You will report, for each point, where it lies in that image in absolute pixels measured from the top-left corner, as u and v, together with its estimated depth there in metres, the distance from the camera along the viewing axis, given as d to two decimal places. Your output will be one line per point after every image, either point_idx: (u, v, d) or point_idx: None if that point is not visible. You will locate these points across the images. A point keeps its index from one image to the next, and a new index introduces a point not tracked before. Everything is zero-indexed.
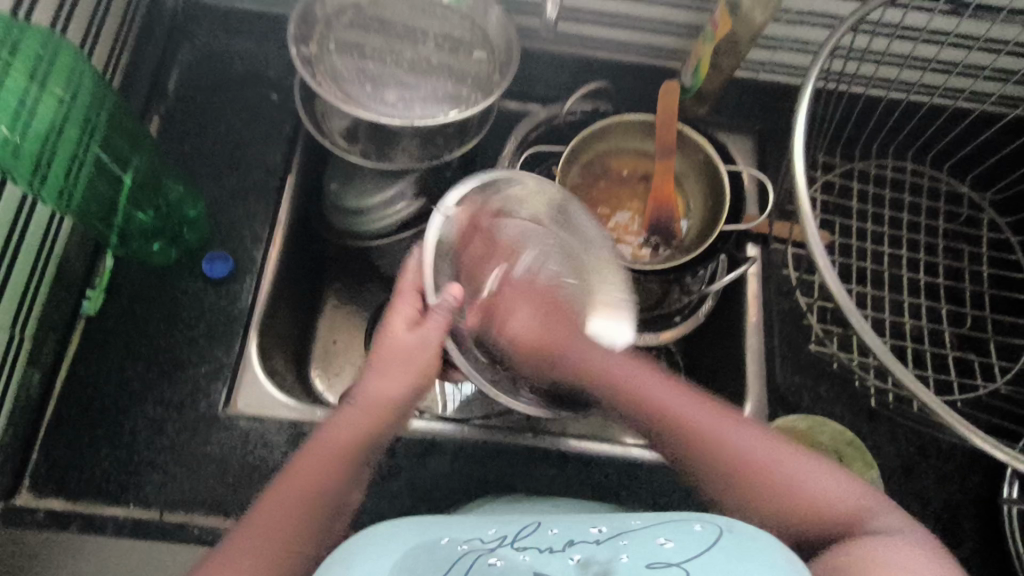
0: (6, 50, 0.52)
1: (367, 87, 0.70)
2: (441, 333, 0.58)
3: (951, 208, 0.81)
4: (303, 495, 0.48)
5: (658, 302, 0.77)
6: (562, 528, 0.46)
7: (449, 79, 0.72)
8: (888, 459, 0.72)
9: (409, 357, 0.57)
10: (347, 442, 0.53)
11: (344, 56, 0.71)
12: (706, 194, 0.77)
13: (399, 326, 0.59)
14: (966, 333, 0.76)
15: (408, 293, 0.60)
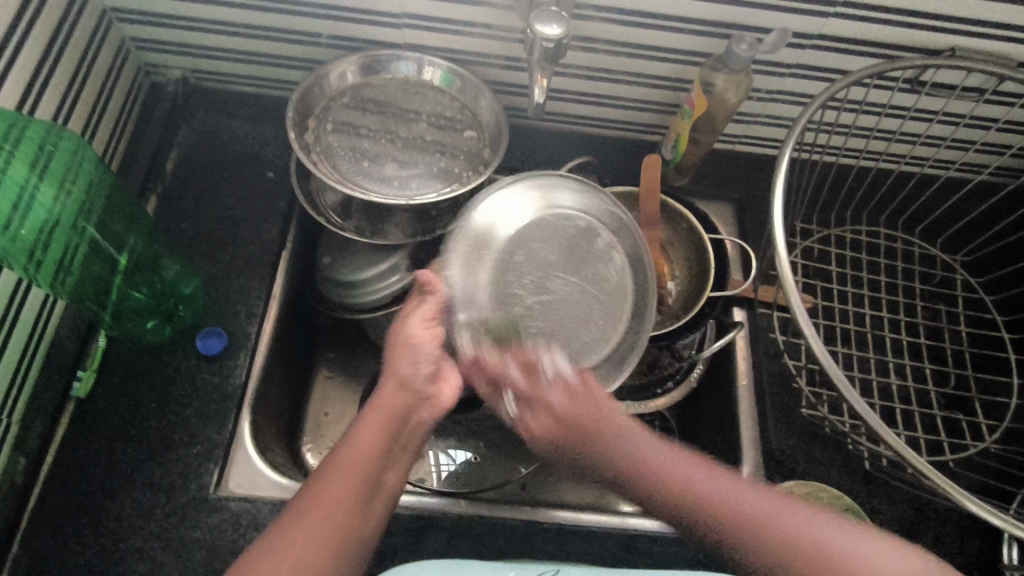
0: (8, 145, 0.55)
1: (364, 165, 0.73)
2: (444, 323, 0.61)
3: (925, 269, 0.85)
4: (339, 500, 0.49)
5: (650, 367, 0.79)
6: None
7: (442, 157, 0.75)
8: (887, 521, 0.72)
9: (420, 352, 0.58)
10: (373, 444, 0.52)
11: (341, 136, 0.74)
12: (692, 262, 0.80)
13: (411, 317, 0.60)
14: (951, 392, 0.78)
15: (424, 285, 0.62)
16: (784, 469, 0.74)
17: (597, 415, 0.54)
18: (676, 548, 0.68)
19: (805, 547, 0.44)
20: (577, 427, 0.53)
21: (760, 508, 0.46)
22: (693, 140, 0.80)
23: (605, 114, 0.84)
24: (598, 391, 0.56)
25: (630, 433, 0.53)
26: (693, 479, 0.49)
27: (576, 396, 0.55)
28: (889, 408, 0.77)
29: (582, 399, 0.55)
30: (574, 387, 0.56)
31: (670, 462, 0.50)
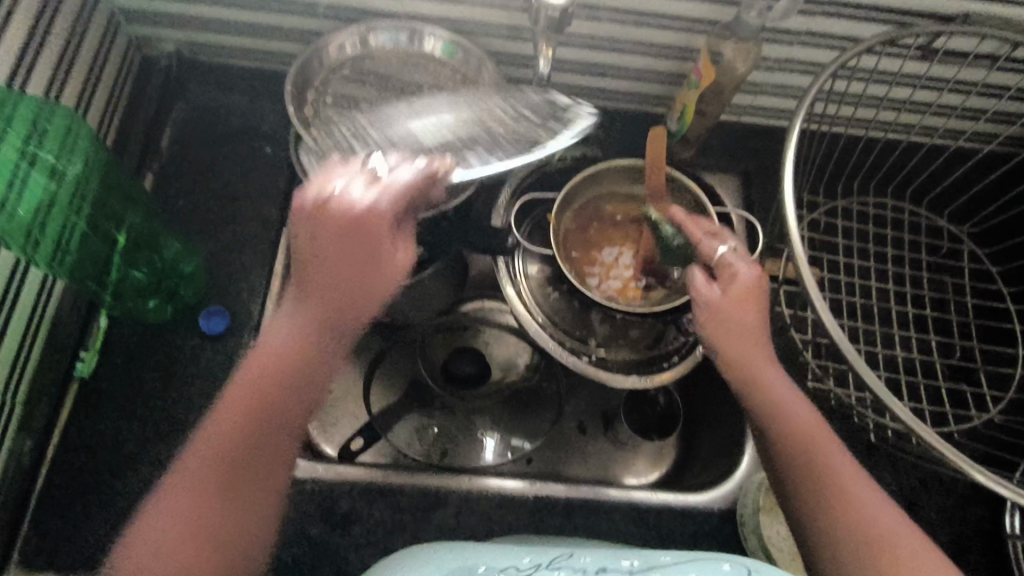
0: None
1: None
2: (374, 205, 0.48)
3: (932, 240, 0.84)
4: (222, 448, 0.45)
5: (654, 343, 0.79)
6: (596, 556, 0.47)
7: None
8: (891, 492, 0.73)
9: (338, 245, 0.48)
10: (269, 377, 0.47)
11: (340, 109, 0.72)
12: None
13: (310, 195, 0.49)
14: (956, 364, 0.78)
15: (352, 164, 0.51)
16: None
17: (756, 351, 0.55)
18: (683, 521, 0.69)
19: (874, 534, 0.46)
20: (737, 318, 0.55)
21: (850, 487, 0.49)
22: (700, 111, 0.78)
23: (609, 85, 0.82)
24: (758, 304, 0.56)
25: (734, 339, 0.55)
26: (836, 467, 0.50)
27: (734, 312, 0.55)
28: (895, 381, 0.76)
29: (741, 334, 0.55)
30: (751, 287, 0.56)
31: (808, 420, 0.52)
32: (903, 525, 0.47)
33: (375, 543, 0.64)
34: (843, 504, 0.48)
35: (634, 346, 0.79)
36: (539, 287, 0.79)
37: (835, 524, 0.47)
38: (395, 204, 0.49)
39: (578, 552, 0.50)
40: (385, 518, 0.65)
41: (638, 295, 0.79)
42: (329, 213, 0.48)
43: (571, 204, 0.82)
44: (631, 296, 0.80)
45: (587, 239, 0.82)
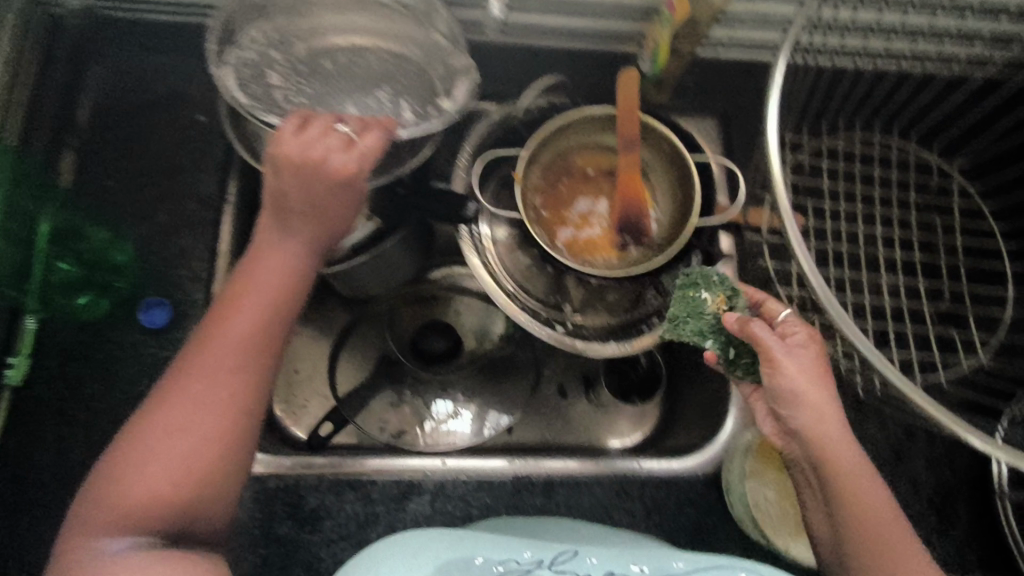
0: None
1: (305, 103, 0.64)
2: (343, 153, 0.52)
3: (921, 177, 0.79)
4: (227, 357, 0.49)
5: (632, 306, 0.75)
6: (601, 557, 0.46)
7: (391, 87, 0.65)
8: (877, 445, 0.71)
9: (322, 185, 0.52)
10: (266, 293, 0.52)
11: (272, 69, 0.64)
12: (675, 188, 0.74)
13: (287, 140, 0.52)
14: (945, 309, 0.75)
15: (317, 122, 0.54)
16: None
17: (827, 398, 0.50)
18: (667, 490, 0.67)
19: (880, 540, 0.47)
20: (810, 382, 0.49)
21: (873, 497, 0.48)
22: (675, 50, 0.71)
23: (575, 24, 0.75)
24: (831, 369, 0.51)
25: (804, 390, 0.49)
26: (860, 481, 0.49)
27: (809, 378, 0.49)
28: (882, 331, 0.73)
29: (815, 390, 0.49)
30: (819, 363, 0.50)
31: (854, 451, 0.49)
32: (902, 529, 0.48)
33: (348, 537, 0.62)
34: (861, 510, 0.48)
35: (614, 310, 0.75)
36: (508, 252, 0.73)
37: (853, 549, 0.47)
38: (362, 148, 0.53)
39: (582, 548, 0.48)
40: (357, 510, 0.63)
41: (615, 255, 0.75)
42: (320, 165, 0.51)
43: (539, 159, 0.75)
44: (607, 258, 0.75)
45: (559, 196, 0.76)
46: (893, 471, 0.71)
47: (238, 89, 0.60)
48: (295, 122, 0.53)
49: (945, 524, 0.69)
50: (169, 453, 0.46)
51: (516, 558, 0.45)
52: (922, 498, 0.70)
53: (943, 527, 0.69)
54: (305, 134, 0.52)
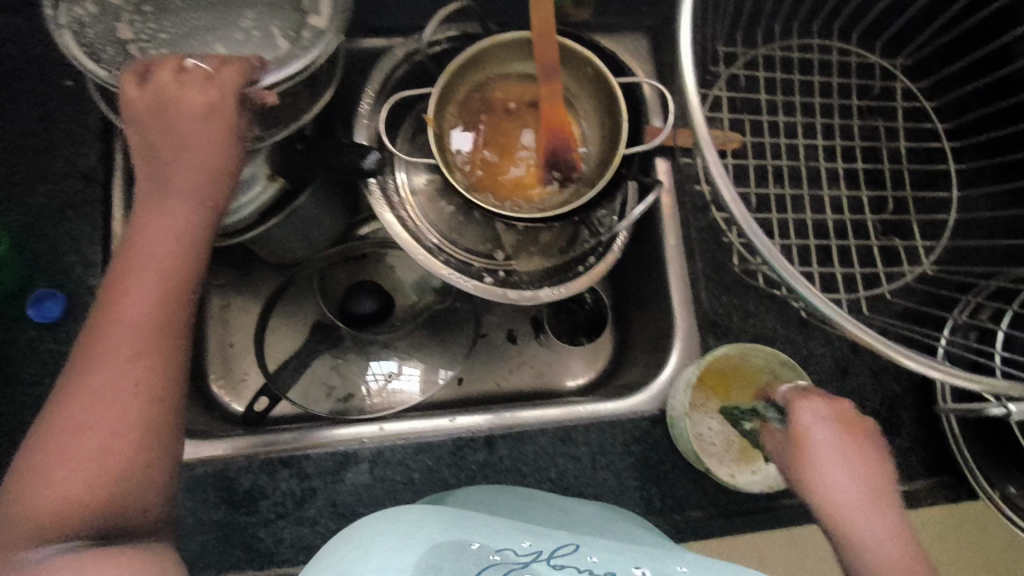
0: None
1: None
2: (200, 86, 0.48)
3: (864, 80, 0.74)
4: (135, 335, 0.43)
5: (567, 247, 0.71)
6: (602, 557, 0.43)
7: None
8: (822, 363, 0.71)
9: (184, 116, 0.48)
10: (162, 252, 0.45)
11: None
12: (603, 116, 0.69)
13: (131, 87, 0.48)
14: (889, 219, 0.72)
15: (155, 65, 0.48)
16: (718, 329, 0.70)
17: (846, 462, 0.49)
18: (613, 433, 0.65)
19: None
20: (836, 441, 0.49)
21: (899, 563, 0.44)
22: None
23: None
24: (870, 441, 0.50)
25: (826, 464, 0.49)
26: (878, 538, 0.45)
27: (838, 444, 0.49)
28: (824, 247, 0.71)
29: (838, 455, 0.49)
30: (844, 416, 0.51)
31: (873, 515, 0.46)
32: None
33: (286, 515, 0.61)
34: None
35: (546, 253, 0.71)
36: (428, 202, 0.70)
37: None
38: (222, 78, 0.48)
39: (583, 545, 0.46)
40: (292, 487, 0.61)
41: (543, 194, 0.70)
42: (178, 99, 0.47)
43: (452, 96, 0.69)
44: (534, 198, 0.70)
45: (480, 135, 0.71)
46: (840, 387, 0.70)
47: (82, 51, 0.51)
48: (133, 77, 0.48)
49: (892, 433, 0.70)
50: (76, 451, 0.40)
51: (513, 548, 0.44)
52: (869, 411, 0.70)
53: (889, 436, 0.69)
54: (152, 84, 0.48)
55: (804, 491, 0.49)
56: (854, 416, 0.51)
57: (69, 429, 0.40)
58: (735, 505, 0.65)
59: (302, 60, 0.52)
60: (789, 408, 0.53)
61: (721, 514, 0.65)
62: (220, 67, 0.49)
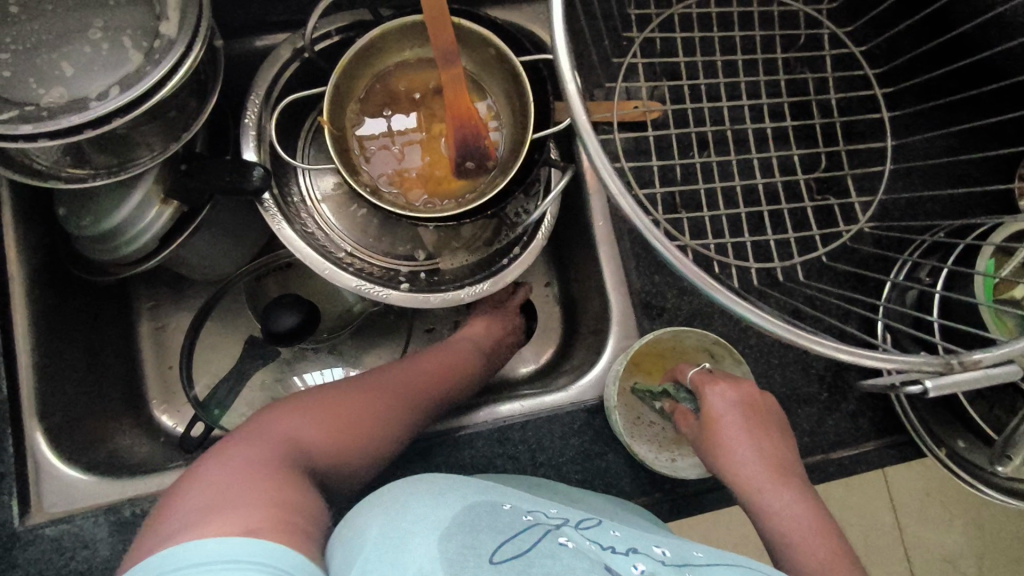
0: None
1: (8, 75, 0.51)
2: (83, 113, 0.49)
3: (787, 30, 0.69)
4: (351, 406, 0.55)
5: (493, 237, 0.68)
6: (624, 532, 0.45)
7: (116, 33, 0.52)
8: (762, 333, 0.69)
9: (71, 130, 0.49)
10: (364, 388, 0.57)
11: None
12: (512, 96, 0.65)
13: (15, 119, 0.48)
14: (823, 176, 0.68)
15: (37, 106, 0.49)
16: (652, 311, 0.68)
17: (760, 427, 0.54)
18: (550, 428, 0.64)
19: (801, 549, 0.48)
20: (747, 413, 0.55)
21: (784, 505, 0.51)
22: None
23: None
24: (771, 419, 0.56)
25: (734, 444, 0.53)
26: (761, 488, 0.51)
27: (748, 414, 0.55)
28: (755, 213, 0.68)
29: (750, 428, 0.54)
30: (749, 394, 0.55)
31: (763, 469, 0.52)
32: (812, 523, 0.49)
33: None
34: (772, 521, 0.50)
35: (471, 246, 0.68)
36: (340, 207, 0.68)
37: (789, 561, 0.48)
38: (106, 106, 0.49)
39: (606, 522, 0.47)
40: None
41: (460, 186, 0.67)
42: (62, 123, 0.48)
43: (349, 93, 0.65)
44: (453, 192, 0.67)
45: (388, 130, 0.68)
46: (783, 356, 0.68)
47: None
48: (11, 112, 0.49)
49: (839, 398, 0.68)
50: (311, 426, 0.52)
51: (544, 512, 0.45)
52: (814, 377, 0.68)
53: (837, 401, 0.68)
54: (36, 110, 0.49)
55: (713, 463, 0.54)
56: (757, 397, 0.56)
57: (293, 422, 0.51)
58: (681, 488, 0.64)
59: (169, 71, 0.50)
60: (699, 393, 0.56)
61: (668, 499, 0.64)
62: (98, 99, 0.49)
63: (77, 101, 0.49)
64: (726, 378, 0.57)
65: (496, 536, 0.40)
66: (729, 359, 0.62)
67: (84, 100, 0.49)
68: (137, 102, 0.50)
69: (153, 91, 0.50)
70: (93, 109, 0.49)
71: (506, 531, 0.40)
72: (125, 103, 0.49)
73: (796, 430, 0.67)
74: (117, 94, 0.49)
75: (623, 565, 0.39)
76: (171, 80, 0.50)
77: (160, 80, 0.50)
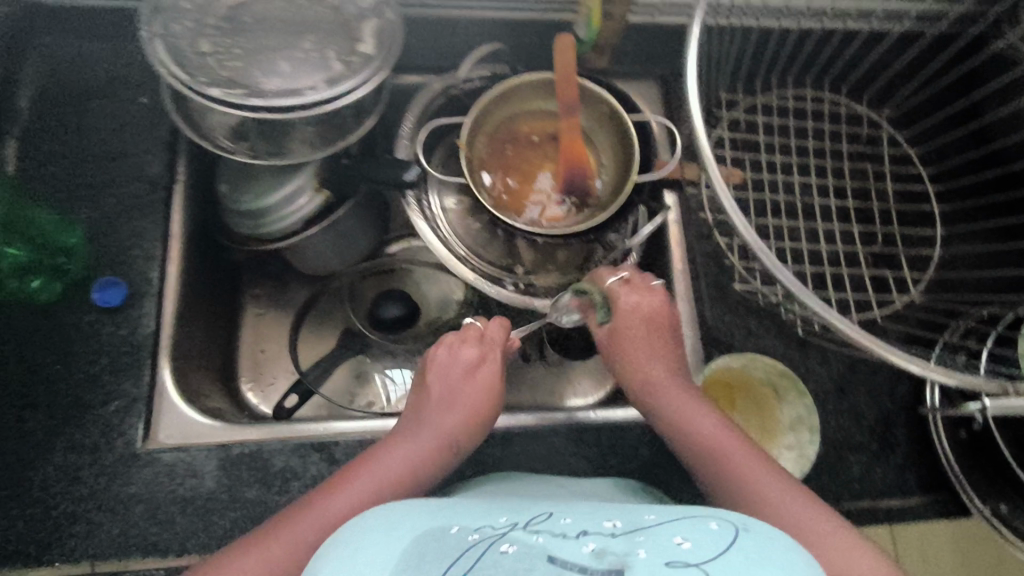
0: None
1: (238, 63, 0.61)
2: (299, 97, 0.60)
3: (851, 128, 0.82)
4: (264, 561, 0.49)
5: (584, 263, 0.77)
6: (575, 517, 0.42)
7: (324, 43, 0.64)
8: (819, 380, 0.76)
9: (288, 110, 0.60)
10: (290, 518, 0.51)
11: (200, 34, 0.62)
12: (618, 148, 0.77)
13: (243, 95, 0.59)
14: (877, 250, 0.78)
15: (260, 88, 0.60)
16: (721, 345, 0.76)
17: (656, 333, 0.66)
18: (622, 436, 0.70)
19: (706, 444, 0.56)
20: (648, 324, 0.66)
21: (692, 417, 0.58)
22: (606, 13, 0.73)
23: None
24: (670, 331, 0.67)
25: (633, 349, 0.65)
26: (665, 395, 0.61)
27: (647, 322, 0.66)
28: (819, 274, 0.77)
29: (650, 340, 0.65)
30: (656, 303, 0.67)
31: (660, 376, 0.63)
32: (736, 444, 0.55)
33: None
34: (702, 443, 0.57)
35: (564, 270, 0.78)
36: (460, 219, 0.77)
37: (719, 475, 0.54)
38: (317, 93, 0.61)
39: (556, 510, 0.45)
40: (322, 471, 0.65)
41: (561, 216, 0.77)
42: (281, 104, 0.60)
43: (483, 127, 0.77)
44: (555, 219, 0.77)
45: (506, 163, 0.79)
46: (835, 404, 0.75)
47: (172, 66, 0.59)
48: (242, 92, 0.60)
49: (887, 450, 0.73)
50: None
51: (490, 524, 0.41)
52: (864, 428, 0.74)
53: (885, 453, 0.73)
54: (257, 92, 0.60)
55: (624, 371, 0.66)
56: (663, 310, 0.67)
57: None
58: None
59: (369, 73, 0.62)
60: (612, 299, 0.68)
61: None
62: (311, 90, 0.61)
63: (293, 88, 0.61)
64: (636, 285, 0.68)
65: (440, 566, 0.37)
66: (794, 391, 0.69)
67: (299, 89, 0.61)
68: (342, 95, 0.62)
69: (354, 88, 0.62)
70: (307, 96, 0.60)
71: (451, 555, 0.38)
72: (333, 95, 0.61)
73: (847, 472, 0.72)
74: (327, 88, 0.61)
75: (573, 550, 0.37)
76: (371, 80, 0.62)
77: (360, 80, 0.62)
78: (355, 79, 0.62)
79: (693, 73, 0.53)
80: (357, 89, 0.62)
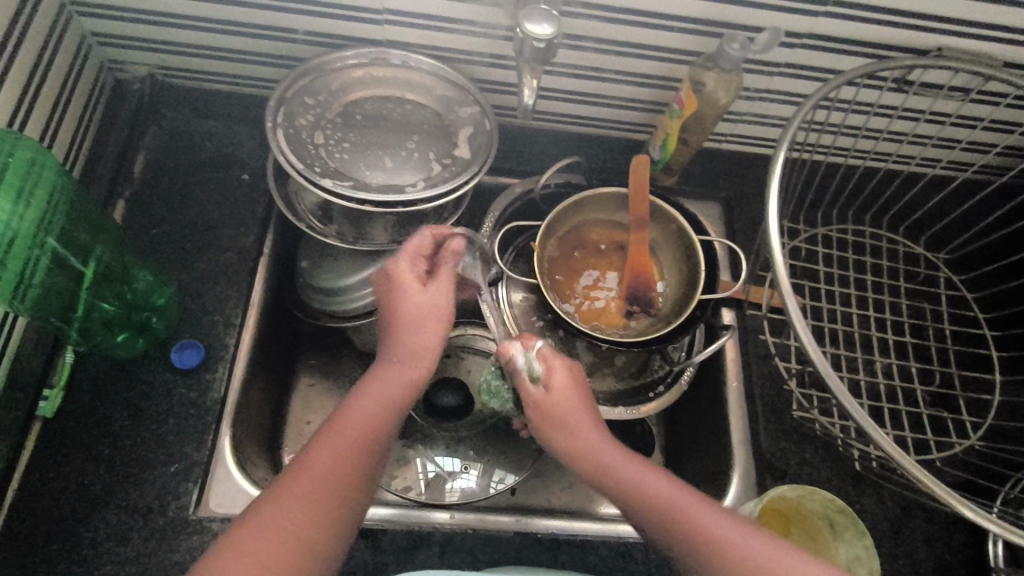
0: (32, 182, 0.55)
1: (345, 156, 0.67)
2: (401, 192, 0.64)
3: (909, 267, 0.84)
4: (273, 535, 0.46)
5: (640, 368, 0.79)
6: None
7: (425, 145, 0.69)
8: (875, 518, 0.73)
9: (391, 202, 0.65)
10: (292, 478, 0.49)
11: (316, 128, 0.68)
12: (682, 263, 0.79)
13: (349, 187, 0.64)
14: (937, 390, 0.78)
15: (365, 182, 0.65)
16: (775, 471, 0.75)
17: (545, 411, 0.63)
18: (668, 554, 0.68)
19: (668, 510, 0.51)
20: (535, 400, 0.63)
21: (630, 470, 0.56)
22: (682, 140, 0.78)
23: (592, 113, 0.82)
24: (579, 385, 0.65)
25: (566, 416, 0.62)
26: (595, 451, 0.58)
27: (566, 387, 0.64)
28: (876, 408, 0.77)
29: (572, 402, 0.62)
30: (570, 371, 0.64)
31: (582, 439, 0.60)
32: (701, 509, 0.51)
33: None
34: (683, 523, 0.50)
35: (619, 375, 0.79)
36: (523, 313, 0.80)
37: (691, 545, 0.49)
38: (419, 191, 0.65)
39: None
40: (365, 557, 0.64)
41: (622, 324, 0.79)
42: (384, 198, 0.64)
43: (555, 232, 0.80)
44: (615, 325, 0.79)
45: (571, 267, 0.82)
46: (892, 547, 0.72)
47: (286, 151, 0.64)
48: (349, 184, 0.65)
49: None
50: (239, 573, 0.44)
51: None
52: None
53: None
54: (363, 185, 0.65)
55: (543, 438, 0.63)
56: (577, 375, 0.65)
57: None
58: None
59: (465, 174, 0.66)
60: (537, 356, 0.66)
61: None
62: (411, 189, 0.66)
63: (396, 185, 0.66)
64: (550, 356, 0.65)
65: None
66: (853, 530, 0.67)
67: (401, 186, 0.66)
68: (439, 195, 0.66)
69: (451, 190, 0.66)
70: (407, 193, 0.65)
71: None
72: (431, 195, 0.65)
73: None
74: (427, 187, 0.65)
75: None
76: (468, 181, 0.66)
77: (457, 183, 0.66)
78: (451, 181, 0.66)
79: (775, 211, 0.58)
80: (454, 191, 0.66)
